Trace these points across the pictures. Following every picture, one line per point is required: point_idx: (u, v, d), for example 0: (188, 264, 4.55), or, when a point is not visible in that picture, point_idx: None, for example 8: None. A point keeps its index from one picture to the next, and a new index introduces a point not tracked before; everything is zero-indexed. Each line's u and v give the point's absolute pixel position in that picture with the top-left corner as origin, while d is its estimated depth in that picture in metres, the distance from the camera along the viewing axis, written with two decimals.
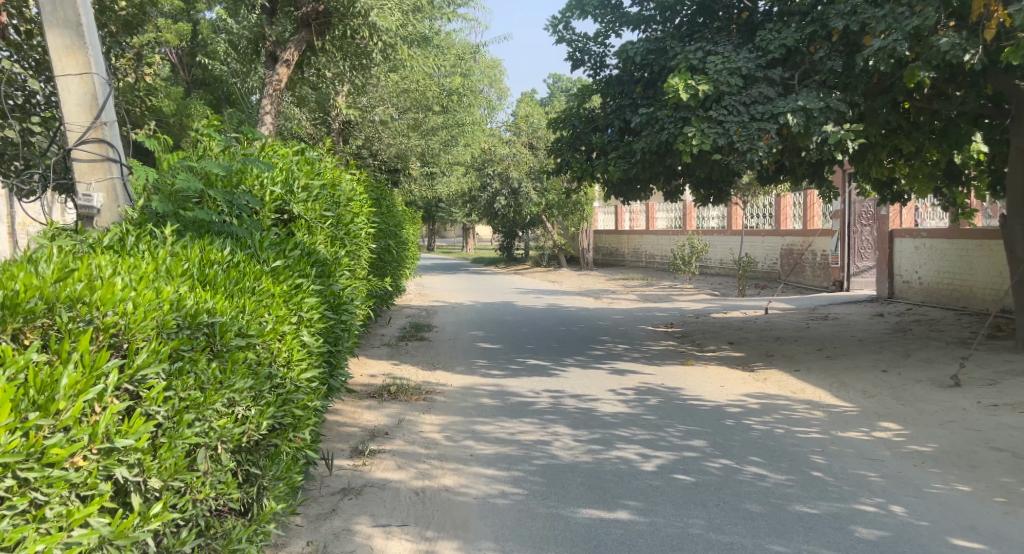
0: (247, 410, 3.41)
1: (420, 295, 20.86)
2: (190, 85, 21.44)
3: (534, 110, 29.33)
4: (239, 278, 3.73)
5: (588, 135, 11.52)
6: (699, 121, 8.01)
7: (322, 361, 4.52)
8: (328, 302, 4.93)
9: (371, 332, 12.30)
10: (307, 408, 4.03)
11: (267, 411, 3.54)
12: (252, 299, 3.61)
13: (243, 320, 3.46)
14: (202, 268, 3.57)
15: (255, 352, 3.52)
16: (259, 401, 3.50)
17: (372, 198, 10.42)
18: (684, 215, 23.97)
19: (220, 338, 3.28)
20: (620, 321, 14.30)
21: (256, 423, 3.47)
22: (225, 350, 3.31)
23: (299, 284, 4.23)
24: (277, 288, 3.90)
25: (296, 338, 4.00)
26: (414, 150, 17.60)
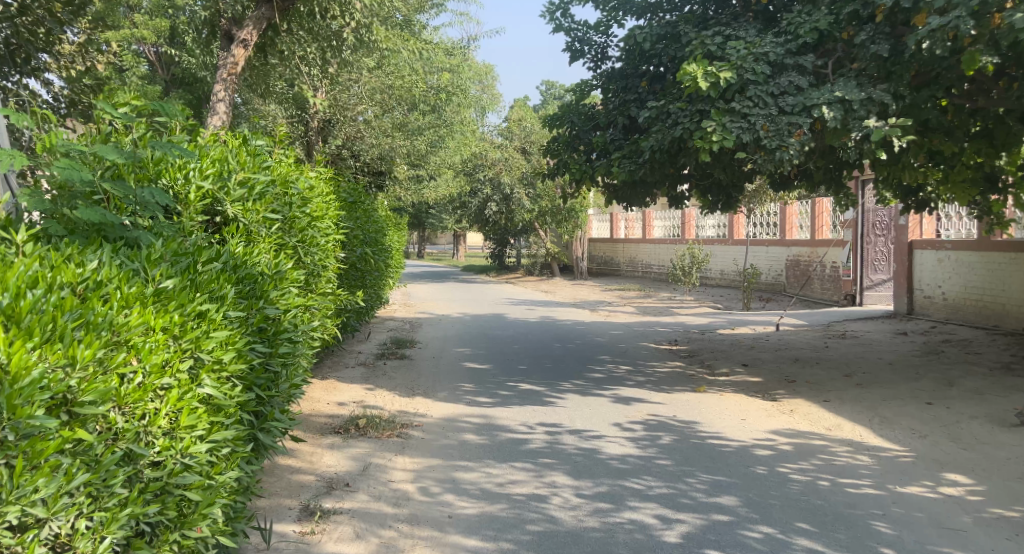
0: (73, 525, 2.56)
1: (405, 306, 19.77)
2: (171, 84, 20.81)
3: (527, 114, 28.32)
4: (95, 305, 2.80)
5: (588, 135, 10.44)
6: (719, 115, 6.96)
7: (244, 413, 3.60)
8: (260, 330, 3.91)
9: (347, 350, 11.23)
10: (206, 489, 3.16)
11: (113, 518, 2.69)
12: (99, 343, 2.70)
13: (67, 386, 2.57)
14: (25, 293, 2.65)
15: (86, 434, 2.64)
16: (94, 508, 2.65)
17: (346, 201, 9.30)
18: (683, 223, 22.94)
19: (8, 418, 2.38)
20: (619, 337, 13.23)
21: (92, 540, 2.63)
22: (26, 437, 2.44)
23: (202, 311, 3.29)
24: (157, 320, 2.97)
25: (188, 395, 3.10)
26: (398, 150, 16.55)
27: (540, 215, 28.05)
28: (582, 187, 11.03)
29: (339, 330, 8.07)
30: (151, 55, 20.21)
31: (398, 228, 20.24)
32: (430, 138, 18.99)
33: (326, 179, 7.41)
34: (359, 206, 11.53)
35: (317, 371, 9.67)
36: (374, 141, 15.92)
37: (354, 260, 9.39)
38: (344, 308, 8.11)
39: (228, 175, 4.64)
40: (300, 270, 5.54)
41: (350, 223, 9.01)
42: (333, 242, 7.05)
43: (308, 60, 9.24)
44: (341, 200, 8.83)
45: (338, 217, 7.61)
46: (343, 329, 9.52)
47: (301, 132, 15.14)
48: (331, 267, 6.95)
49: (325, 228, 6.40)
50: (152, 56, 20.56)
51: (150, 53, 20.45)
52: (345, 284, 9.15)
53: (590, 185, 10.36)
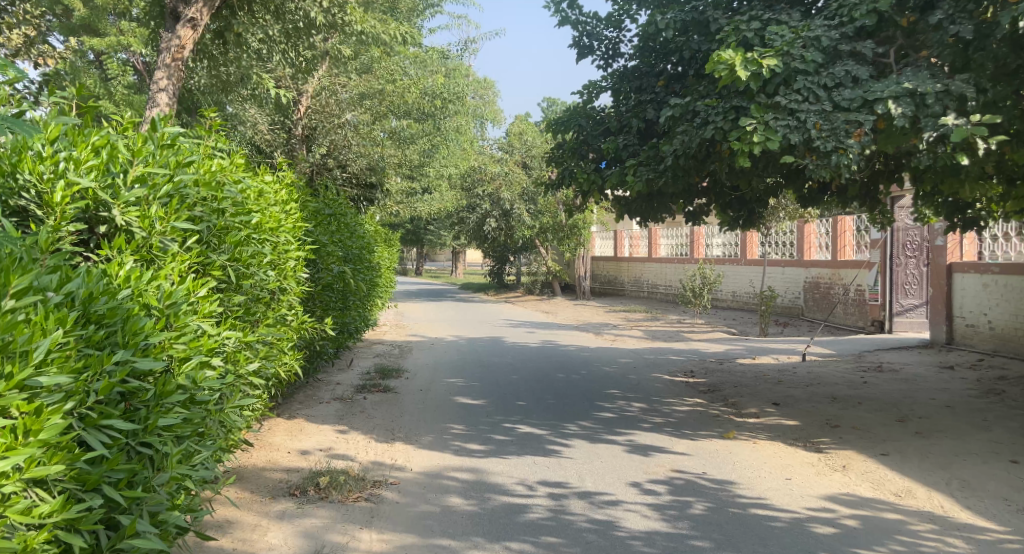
0: None
1: (397, 327, 18.56)
2: None
3: (528, 127, 27.26)
4: None
5: (595, 141, 9.30)
6: (761, 111, 5.77)
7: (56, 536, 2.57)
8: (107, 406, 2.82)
9: (324, 382, 10.02)
10: None
11: None
12: None
13: None
14: None
15: None
16: None
17: (313, 211, 8.08)
18: (691, 242, 21.74)
19: None
20: (628, 366, 12.00)
21: None
22: None
23: None
24: None
25: None
26: (388, 160, 15.44)
27: (541, 231, 26.91)
28: (587, 202, 9.85)
29: (299, 365, 6.86)
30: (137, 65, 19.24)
31: (390, 245, 19.09)
32: (424, 148, 17.87)
33: (287, 180, 6.21)
34: (339, 218, 10.34)
35: (286, 408, 8.46)
36: (360, 151, 14.58)
37: (325, 281, 8.18)
38: (306, 340, 6.91)
39: (123, 170, 3.45)
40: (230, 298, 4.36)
41: (318, 238, 7.80)
42: (289, 258, 5.86)
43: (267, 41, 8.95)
44: (307, 210, 7.61)
45: (300, 230, 6.40)
46: (306, 365, 8.25)
47: (283, 141, 14.10)
48: (288, 289, 5.76)
49: (272, 243, 5.22)
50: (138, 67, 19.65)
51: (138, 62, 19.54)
52: (309, 316, 7.85)
53: (598, 198, 9.20)
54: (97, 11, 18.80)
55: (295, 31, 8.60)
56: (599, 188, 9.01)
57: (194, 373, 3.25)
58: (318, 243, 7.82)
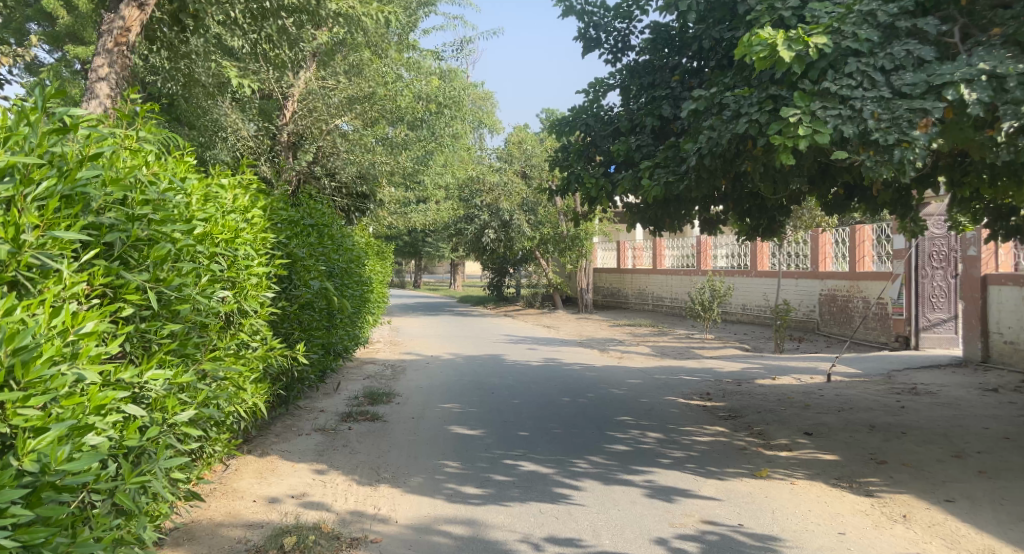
0: None
1: (391, 345, 17.66)
2: None
3: (528, 136, 26.29)
4: None
5: (603, 142, 8.43)
6: (806, 99, 4.90)
7: None
8: None
9: (307, 411, 9.21)
10: None
11: None
12: None
13: None
14: None
15: None
16: None
17: (287, 218, 7.32)
18: (698, 252, 20.83)
19: None
20: (638, 389, 11.09)
21: None
22: None
23: None
24: None
25: None
26: (380, 169, 14.63)
27: (542, 243, 26.11)
28: (594, 210, 8.96)
29: (265, 394, 6.08)
30: None
31: (383, 258, 18.24)
32: (417, 155, 17.06)
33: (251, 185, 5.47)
34: (320, 228, 9.58)
35: (258, 443, 7.58)
36: (348, 158, 14.04)
37: (303, 298, 7.39)
38: (277, 365, 6.16)
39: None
40: (153, 330, 3.53)
41: (293, 248, 7.04)
42: (248, 273, 5.13)
43: (228, 21, 8.85)
44: (278, 216, 6.82)
45: (267, 242, 5.57)
46: (276, 391, 7.45)
47: (268, 147, 13.60)
48: (246, 310, 5.02)
49: (222, 258, 4.46)
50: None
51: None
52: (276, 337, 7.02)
53: (608, 205, 8.31)
54: (81, 19, 18.02)
55: (261, 11, 8.50)
56: (610, 195, 8.15)
57: (51, 454, 2.60)
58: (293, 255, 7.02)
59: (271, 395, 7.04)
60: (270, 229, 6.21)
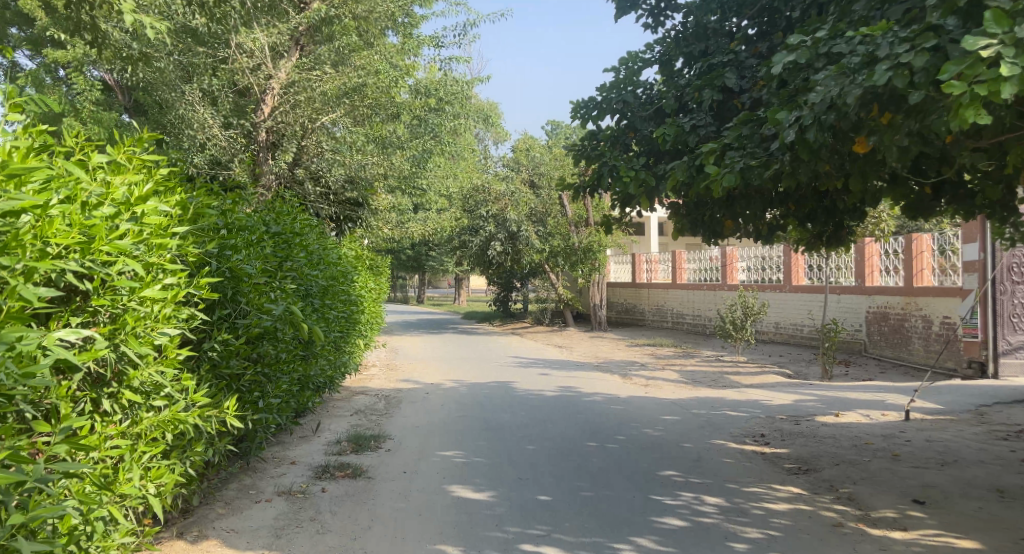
0: None
1: (389, 370, 15.93)
2: (132, 112, 18.30)
3: (535, 143, 25.16)
4: None
5: (644, 125, 6.71)
6: (1004, 21, 3.36)
7: None
8: None
9: (278, 471, 7.96)
10: None
11: None
12: None
13: None
14: None
15: None
16: None
17: (231, 226, 5.88)
18: (723, 265, 19.06)
19: None
20: (676, 433, 9.23)
21: None
22: None
23: None
24: None
25: None
26: (373, 171, 13.17)
27: (551, 256, 24.35)
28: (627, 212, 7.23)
29: (185, 466, 4.59)
30: (109, 80, 17.77)
31: (378, 273, 16.48)
32: (415, 157, 15.34)
33: (156, 174, 4.03)
34: (292, 240, 8.15)
35: (198, 520, 6.02)
36: (333, 160, 12.75)
37: (257, 328, 5.88)
38: (214, 424, 4.68)
39: None
40: None
41: (239, 264, 5.57)
42: (135, 300, 3.53)
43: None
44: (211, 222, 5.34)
45: (169, 248, 3.97)
46: (221, 449, 5.96)
47: (242, 146, 12.44)
48: (139, 353, 3.54)
49: (69, 274, 3.03)
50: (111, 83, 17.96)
51: (111, 78, 17.78)
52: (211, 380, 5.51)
53: (646, 206, 6.64)
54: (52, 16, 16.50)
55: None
56: (654, 192, 6.45)
57: None
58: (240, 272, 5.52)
59: (208, 454, 5.55)
60: (196, 239, 4.76)
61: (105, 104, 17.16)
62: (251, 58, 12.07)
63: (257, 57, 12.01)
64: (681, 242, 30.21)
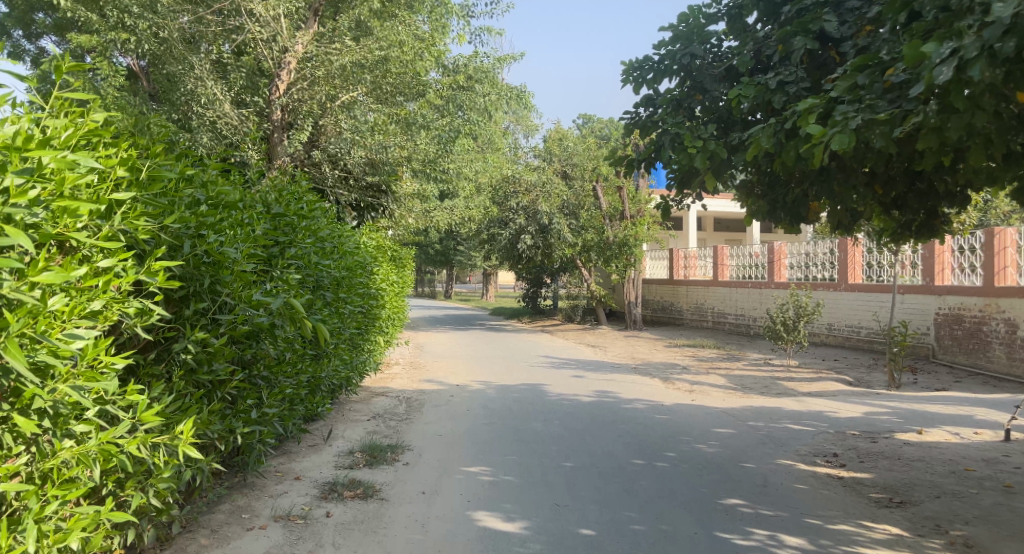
0: None
1: (412, 369, 14.94)
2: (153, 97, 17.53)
3: (568, 133, 23.91)
4: None
5: (715, 86, 5.55)
6: None
7: None
8: None
9: (283, 487, 7.09)
10: None
11: None
12: None
13: None
14: None
15: None
16: None
17: (215, 207, 5.00)
18: (770, 261, 17.79)
19: None
20: (733, 450, 8.11)
21: None
22: None
23: None
24: None
25: None
26: (397, 151, 12.18)
27: (583, 250, 23.23)
28: (685, 191, 6.12)
29: (136, 502, 3.78)
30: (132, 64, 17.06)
31: (402, 266, 15.48)
32: (440, 139, 14.30)
33: (80, 127, 3.24)
34: (301, 226, 7.26)
35: None
36: (351, 140, 11.71)
37: (244, 328, 5.02)
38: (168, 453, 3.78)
39: None
40: None
41: (222, 249, 4.64)
42: (16, 291, 2.73)
43: None
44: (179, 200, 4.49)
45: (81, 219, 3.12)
46: (200, 470, 5.14)
47: (255, 124, 11.41)
48: (27, 365, 2.74)
49: None
50: (136, 68, 17.21)
51: (132, 62, 17.02)
52: (184, 391, 4.66)
53: (713, 184, 5.53)
54: None
55: None
56: (723, 166, 5.37)
57: None
58: (221, 258, 4.63)
59: (181, 480, 4.73)
60: (154, 216, 3.91)
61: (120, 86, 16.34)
62: (263, 29, 11.02)
63: (270, 28, 10.99)
64: (720, 237, 28.88)
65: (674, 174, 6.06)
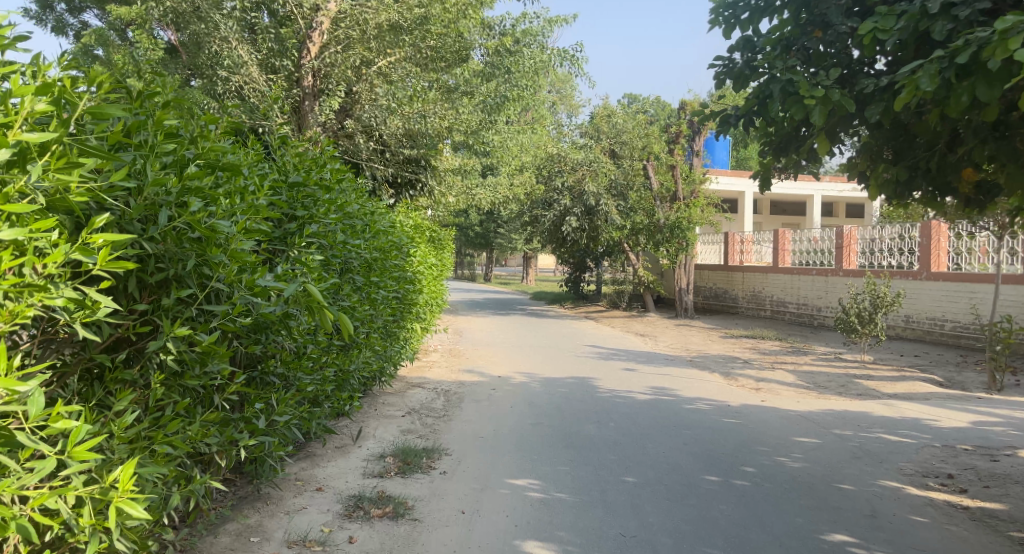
0: None
1: (452, 358, 13.99)
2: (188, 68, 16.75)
3: (617, 109, 22.69)
4: None
5: (841, 19, 4.38)
6: None
7: None
8: None
9: (303, 499, 6.13)
10: None
11: None
12: None
13: None
14: None
15: None
16: None
17: (210, 170, 4.00)
18: (838, 247, 16.49)
19: None
20: (824, 466, 7.03)
21: None
22: None
23: None
24: None
25: None
26: (438, 121, 11.15)
27: (632, 234, 22.08)
28: (781, 158, 5.34)
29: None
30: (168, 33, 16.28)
31: (442, 248, 14.51)
32: (483, 108, 13.27)
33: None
34: (331, 200, 6.27)
35: None
36: (389, 108, 10.75)
37: (243, 322, 4.06)
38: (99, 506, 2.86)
39: None
40: None
41: (213, 223, 3.62)
42: None
43: None
44: (155, 159, 3.51)
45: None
46: (192, 496, 4.21)
47: (285, 91, 10.37)
48: None
49: None
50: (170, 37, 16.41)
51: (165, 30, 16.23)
52: (163, 403, 3.70)
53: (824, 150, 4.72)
54: None
55: None
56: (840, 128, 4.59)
57: None
58: (213, 233, 3.63)
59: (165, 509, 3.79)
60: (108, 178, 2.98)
61: (147, 55, 15.50)
62: None
63: None
64: (775, 221, 27.50)
65: (771, 141, 5.27)
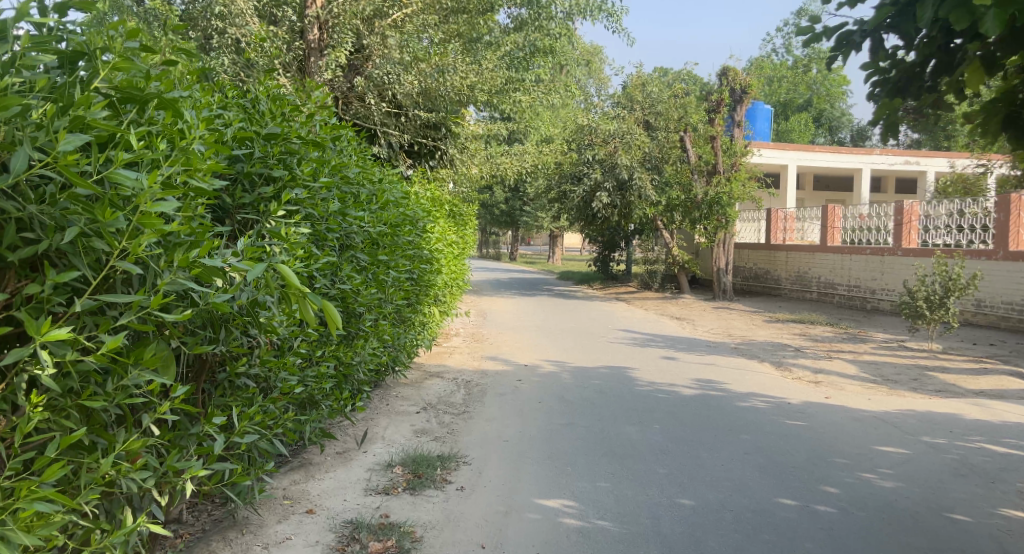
0: None
1: (474, 343, 12.85)
2: None
3: (652, 78, 21.28)
4: None
5: None
6: None
7: None
8: None
9: (287, 527, 4.97)
10: None
11: None
12: None
13: None
14: None
15: None
16: None
17: (123, 104, 2.83)
18: (897, 223, 15.13)
19: None
20: (925, 488, 5.83)
21: None
22: None
23: None
24: None
25: None
26: (460, 79, 9.95)
27: (667, 210, 20.75)
28: (896, 105, 4.80)
29: None
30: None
31: (463, 224, 13.34)
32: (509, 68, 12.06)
33: None
34: (325, 160, 5.13)
35: None
36: (402, 62, 9.60)
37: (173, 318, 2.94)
38: None
39: None
40: None
41: (115, 171, 2.46)
42: None
43: None
44: (14, 79, 2.35)
45: None
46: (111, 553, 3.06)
47: (286, 44, 9.21)
48: None
49: None
50: None
51: None
52: (42, 436, 2.54)
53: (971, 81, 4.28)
54: None
55: None
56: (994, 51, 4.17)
57: None
58: (112, 189, 2.48)
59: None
60: None
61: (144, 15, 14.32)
62: None
63: None
64: (818, 198, 26.04)
65: (882, 81, 4.75)
